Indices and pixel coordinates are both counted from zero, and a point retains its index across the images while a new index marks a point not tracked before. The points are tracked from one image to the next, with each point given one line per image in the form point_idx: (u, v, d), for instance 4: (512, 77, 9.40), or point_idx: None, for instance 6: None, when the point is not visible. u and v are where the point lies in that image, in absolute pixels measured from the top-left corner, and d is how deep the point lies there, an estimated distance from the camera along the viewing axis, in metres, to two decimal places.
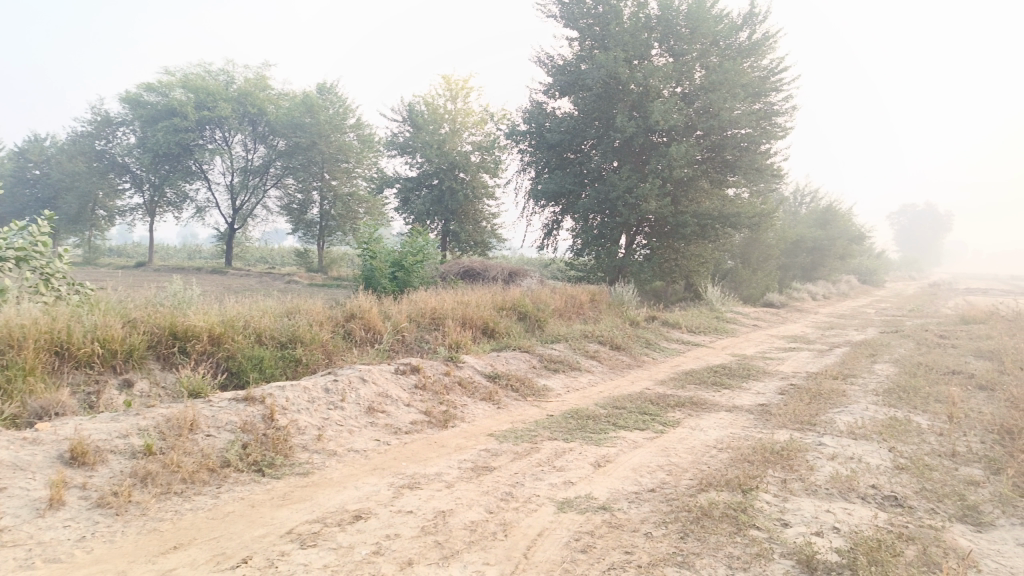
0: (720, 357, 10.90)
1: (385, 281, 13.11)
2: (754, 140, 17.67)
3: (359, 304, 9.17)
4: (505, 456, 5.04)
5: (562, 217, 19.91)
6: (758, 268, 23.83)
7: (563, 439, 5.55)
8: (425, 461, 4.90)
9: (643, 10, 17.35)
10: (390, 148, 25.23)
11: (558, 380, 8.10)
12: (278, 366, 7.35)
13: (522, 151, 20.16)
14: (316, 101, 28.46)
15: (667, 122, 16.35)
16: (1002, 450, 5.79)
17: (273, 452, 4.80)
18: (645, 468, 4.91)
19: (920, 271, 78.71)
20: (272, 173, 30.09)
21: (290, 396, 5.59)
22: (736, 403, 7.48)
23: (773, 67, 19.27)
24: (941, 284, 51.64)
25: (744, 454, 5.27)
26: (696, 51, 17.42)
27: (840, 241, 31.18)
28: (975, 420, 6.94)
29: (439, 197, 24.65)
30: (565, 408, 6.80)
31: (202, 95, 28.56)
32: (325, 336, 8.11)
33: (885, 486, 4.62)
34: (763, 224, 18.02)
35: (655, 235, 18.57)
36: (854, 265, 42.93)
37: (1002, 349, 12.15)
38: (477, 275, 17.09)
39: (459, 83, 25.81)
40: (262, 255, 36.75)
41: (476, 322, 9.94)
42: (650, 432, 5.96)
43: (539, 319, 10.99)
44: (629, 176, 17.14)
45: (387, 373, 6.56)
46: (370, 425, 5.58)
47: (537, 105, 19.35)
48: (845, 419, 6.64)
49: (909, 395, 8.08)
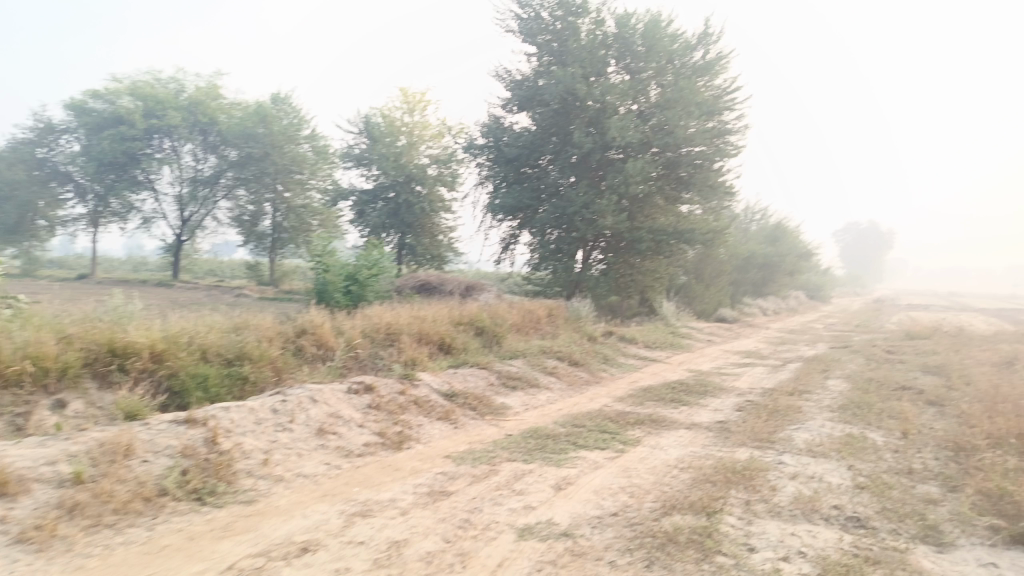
0: (677, 373, 10.89)
1: (339, 295, 12.80)
2: (708, 158, 17.91)
3: (311, 319, 8.86)
4: (462, 480, 4.85)
5: (519, 231, 19.82)
6: (712, 284, 24.13)
7: (522, 460, 5.38)
8: (378, 486, 4.67)
9: (600, 28, 17.54)
10: (345, 159, 24.79)
11: (516, 398, 7.91)
12: (224, 385, 7.05)
13: (479, 165, 20.04)
14: (269, 111, 27.92)
15: (623, 139, 16.51)
16: (957, 467, 5.83)
17: (215, 478, 4.52)
18: (607, 490, 4.77)
19: (863, 288, 81.79)
20: (222, 184, 29.31)
21: (235, 417, 5.29)
22: (695, 420, 7.41)
23: (726, 86, 19.58)
24: (884, 300, 53.32)
25: (706, 474, 5.17)
26: (652, 68, 17.63)
27: (789, 257, 31.89)
28: (928, 436, 7.01)
29: (395, 210, 24.36)
30: (524, 427, 6.63)
31: (150, 103, 27.71)
32: (274, 352, 7.81)
33: (847, 506, 4.58)
34: (717, 240, 18.25)
35: (611, 250, 18.57)
36: (802, 281, 43.99)
37: (947, 364, 12.44)
38: (434, 289, 16.87)
39: (416, 96, 25.61)
40: (211, 267, 35.78)
41: (432, 338, 9.72)
42: (611, 451, 5.84)
43: (496, 335, 10.83)
44: (586, 192, 17.24)
45: (339, 393, 6.30)
46: (321, 448, 5.33)
47: (495, 119, 19.25)
48: (803, 436, 6.63)
49: (863, 411, 8.16)
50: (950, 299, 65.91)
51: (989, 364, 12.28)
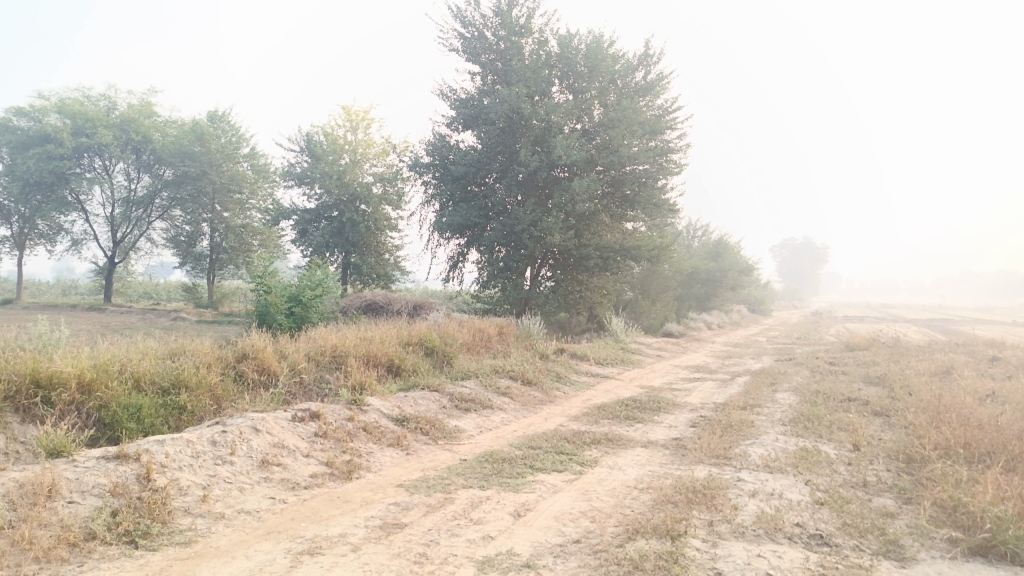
0: (630, 390, 10.86)
1: (282, 317, 12.38)
2: (652, 176, 18.13)
3: (252, 343, 8.49)
4: (417, 510, 4.61)
5: (467, 249, 19.67)
6: (658, 299, 24.38)
7: (479, 487, 5.18)
8: (327, 520, 4.40)
9: (543, 48, 17.63)
10: (287, 178, 24.19)
11: (469, 420, 7.71)
12: (159, 415, 6.64)
13: (425, 183, 19.82)
14: (207, 128, 27.16)
15: (569, 157, 16.55)
16: (909, 478, 5.89)
17: (150, 518, 4.17)
18: (568, 515, 4.61)
19: (800, 300, 84.91)
20: (157, 204, 28.27)
21: (170, 451, 4.94)
22: (651, 438, 7.33)
23: (668, 106, 19.93)
24: (823, 312, 54.89)
25: (667, 494, 5.07)
26: (595, 88, 17.80)
27: (731, 272, 32.52)
28: (878, 447, 7.08)
29: (339, 229, 23.91)
30: (479, 451, 6.43)
31: (80, 121, 26.61)
32: (213, 379, 7.42)
33: (809, 523, 4.53)
34: (662, 257, 18.45)
35: (560, 267, 18.58)
36: (744, 295, 45.00)
37: (888, 374, 12.77)
38: (381, 309, 16.55)
39: (359, 114, 25.30)
40: (146, 290, 34.44)
41: (380, 359, 9.45)
42: (569, 474, 5.68)
43: (447, 355, 10.60)
44: (533, 210, 17.17)
45: (283, 421, 5.99)
46: (264, 481, 5.03)
47: (440, 137, 19.11)
48: (758, 451, 6.61)
49: (814, 423, 8.23)
50: (882, 309, 68.51)
51: (927, 373, 12.65)
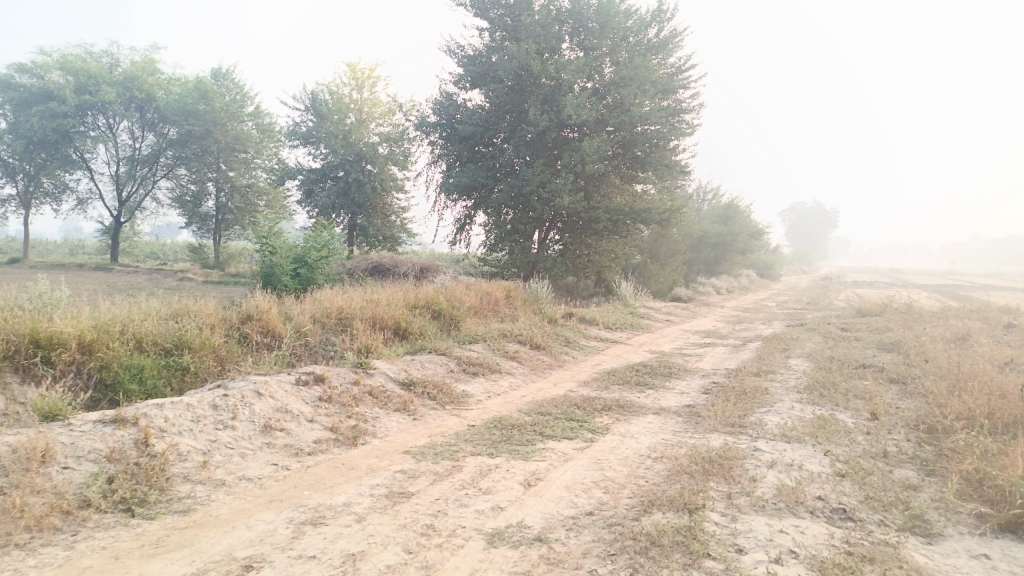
0: (640, 355, 10.69)
1: (287, 278, 12.18)
2: (664, 137, 17.52)
3: (256, 305, 8.33)
4: (424, 479, 4.45)
5: (475, 212, 19.38)
6: (666, 264, 24.11)
7: (488, 455, 5.01)
8: (331, 488, 4.25)
9: (553, 3, 17.06)
10: (292, 137, 23.79)
11: (477, 385, 7.54)
12: (162, 376, 6.51)
13: (432, 143, 19.43)
14: (210, 86, 26.71)
15: (579, 117, 16.11)
16: (931, 449, 5.70)
17: (147, 485, 4.02)
18: (580, 486, 4.44)
19: (809, 265, 84.71)
20: (162, 163, 27.97)
21: (169, 415, 4.79)
22: (663, 404, 7.16)
23: (680, 64, 19.42)
24: (832, 278, 54.54)
25: (683, 464, 4.90)
26: (606, 46, 17.23)
27: (742, 236, 32.15)
28: (897, 416, 6.89)
29: (344, 189, 23.59)
30: (487, 416, 6.27)
31: (82, 78, 26.14)
32: (217, 340, 7.27)
33: (830, 496, 4.35)
34: (672, 220, 18.11)
35: (568, 231, 18.29)
36: (755, 259, 44.67)
37: (902, 341, 12.54)
38: (387, 271, 16.36)
39: (365, 71, 24.80)
40: (153, 250, 34.34)
41: (387, 322, 9.27)
42: (580, 442, 5.51)
43: (454, 318, 10.43)
44: (542, 171, 16.80)
45: (287, 385, 5.82)
46: (267, 446, 4.87)
47: (447, 96, 18.66)
48: (774, 420, 6.43)
49: (830, 391, 8.03)
50: (891, 275, 68.02)
51: (942, 340, 12.43)
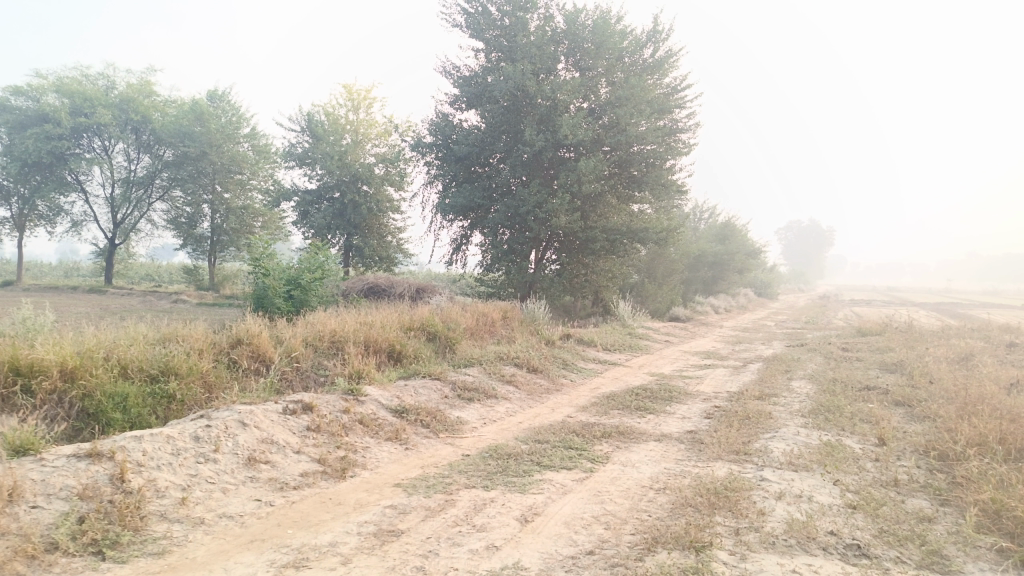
0: (639, 377, 10.47)
1: (280, 300, 11.96)
2: (660, 156, 17.56)
3: (246, 328, 8.12)
4: (415, 515, 4.23)
5: (471, 232, 19.22)
6: (664, 283, 23.97)
7: (482, 487, 4.79)
8: (317, 526, 4.02)
9: (549, 24, 17.03)
10: (288, 159, 23.67)
11: (472, 411, 7.32)
12: (147, 404, 6.26)
13: (428, 163, 19.31)
14: (206, 108, 26.66)
15: (575, 137, 16.01)
16: (944, 477, 5.49)
17: (120, 525, 3.79)
18: (579, 521, 4.21)
19: (807, 284, 84.72)
20: (157, 185, 27.84)
21: (148, 448, 4.56)
22: (664, 431, 6.95)
23: (676, 84, 19.41)
24: (828, 297, 54.52)
25: (687, 496, 4.67)
26: (601, 66, 17.20)
27: (739, 255, 32.05)
28: (905, 441, 6.68)
29: (340, 211, 23.46)
30: (482, 445, 6.04)
31: (78, 100, 26.05)
32: (205, 366, 7.05)
33: (842, 530, 4.14)
34: (670, 240, 17.98)
35: (565, 250, 18.15)
36: (752, 279, 44.59)
37: (905, 361, 12.36)
38: (383, 292, 16.17)
39: (361, 92, 24.77)
40: (148, 272, 34.10)
41: (380, 345, 9.05)
42: (579, 472, 5.28)
43: (450, 340, 10.22)
44: (538, 191, 16.67)
45: (273, 415, 5.60)
46: (251, 480, 4.65)
47: (443, 116, 18.57)
48: (779, 446, 6.21)
49: (835, 415, 7.82)
50: (887, 293, 68.04)
51: (945, 360, 12.24)
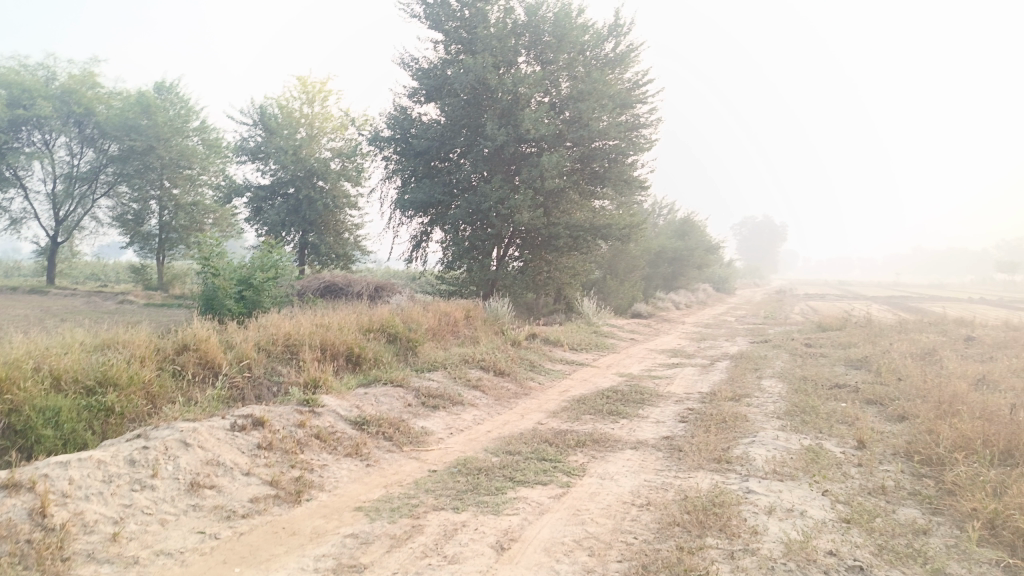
0: (608, 379, 10.17)
1: (231, 302, 11.30)
2: (622, 152, 17.33)
3: (193, 333, 7.56)
4: (379, 545, 3.81)
5: (431, 228, 18.73)
6: (625, 280, 23.85)
7: (452, 510, 4.38)
8: (268, 563, 3.59)
9: (509, 16, 16.61)
10: (239, 153, 22.79)
11: (438, 420, 6.91)
12: (81, 420, 5.65)
13: (386, 158, 18.71)
14: (153, 99, 25.59)
15: (537, 131, 15.65)
16: (932, 483, 5.29)
17: (38, 571, 3.29)
18: (560, 547, 3.86)
19: (761, 279, 85.96)
20: (102, 180, 26.51)
21: (75, 476, 4.05)
22: (639, 437, 6.64)
23: (637, 79, 19.17)
24: (783, 292, 55.36)
25: (672, 514, 4.35)
26: (563, 60, 16.88)
27: (698, 251, 32.23)
28: (885, 444, 6.47)
29: (295, 207, 22.71)
30: (449, 459, 5.64)
31: (16, 91, 24.65)
32: (148, 375, 6.48)
33: (842, 550, 3.85)
34: (633, 236, 17.76)
35: (528, 247, 17.77)
36: (710, 274, 45.07)
37: (870, 357, 12.31)
38: (340, 291, 15.59)
39: (316, 85, 24.02)
40: (93, 272, 32.70)
41: (338, 349, 8.57)
42: (555, 488, 4.92)
43: (411, 342, 9.77)
44: (500, 186, 16.24)
45: (220, 432, 5.10)
46: (194, 509, 4.18)
47: (402, 110, 18.01)
48: (760, 453, 5.94)
49: (811, 416, 7.60)
50: (837, 287, 69.46)
51: (909, 355, 12.25)
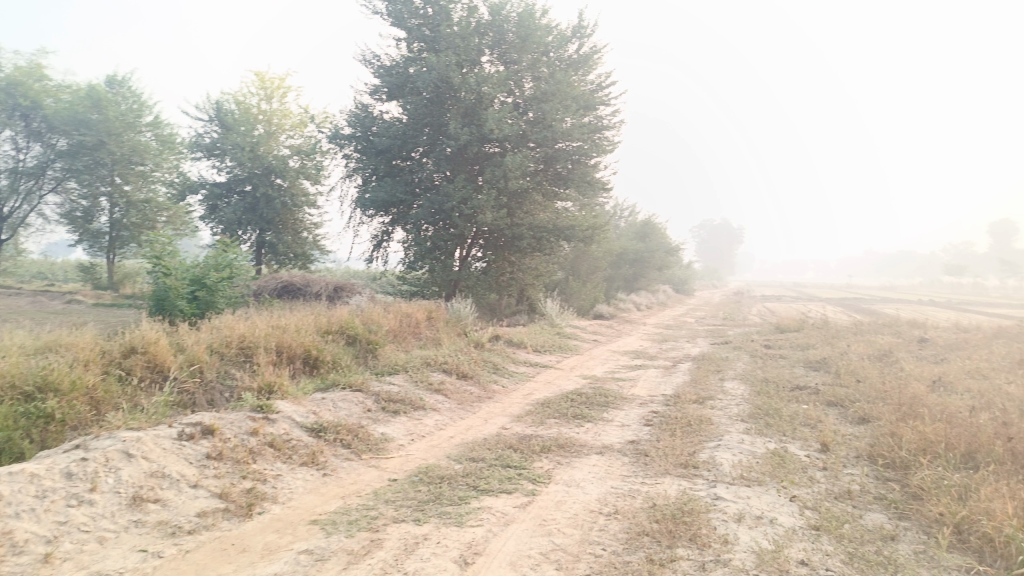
0: (572, 381, 10.06)
1: (184, 302, 10.88)
2: (585, 153, 17.27)
3: (142, 335, 7.20)
4: (336, 562, 3.61)
5: (393, 228, 18.42)
6: (587, 281, 23.86)
7: (414, 522, 4.19)
8: None
9: (473, 15, 16.42)
10: (194, 149, 22.12)
11: (398, 426, 6.70)
12: (18, 427, 5.29)
13: (346, 156, 18.35)
14: (105, 93, 24.70)
15: (501, 131, 15.48)
16: (898, 487, 5.28)
17: None
18: (527, 560, 3.71)
19: (718, 280, 87.14)
20: (49, 176, 24.96)
21: (5, 492, 3.76)
22: (605, 442, 6.52)
23: (600, 81, 19.15)
24: (740, 293, 56.21)
25: (640, 524, 4.23)
26: (527, 60, 16.77)
27: (658, 253, 32.53)
28: (848, 447, 6.47)
29: (252, 205, 22.23)
30: (410, 467, 5.45)
31: None
32: (92, 380, 6.13)
33: (814, 559, 3.78)
34: (596, 237, 17.70)
35: (491, 248, 17.63)
36: (669, 276, 45.58)
37: (829, 359, 12.43)
38: (298, 292, 15.22)
39: (275, 81, 23.48)
40: (39, 271, 31.52)
41: (296, 352, 8.28)
42: (520, 496, 4.77)
43: (371, 344, 9.52)
44: (463, 186, 16.03)
45: (166, 442, 4.83)
46: (137, 525, 3.92)
47: (363, 107, 17.69)
48: (727, 457, 5.87)
49: (774, 419, 7.59)
50: (793, 289, 70.83)
51: (867, 357, 12.39)
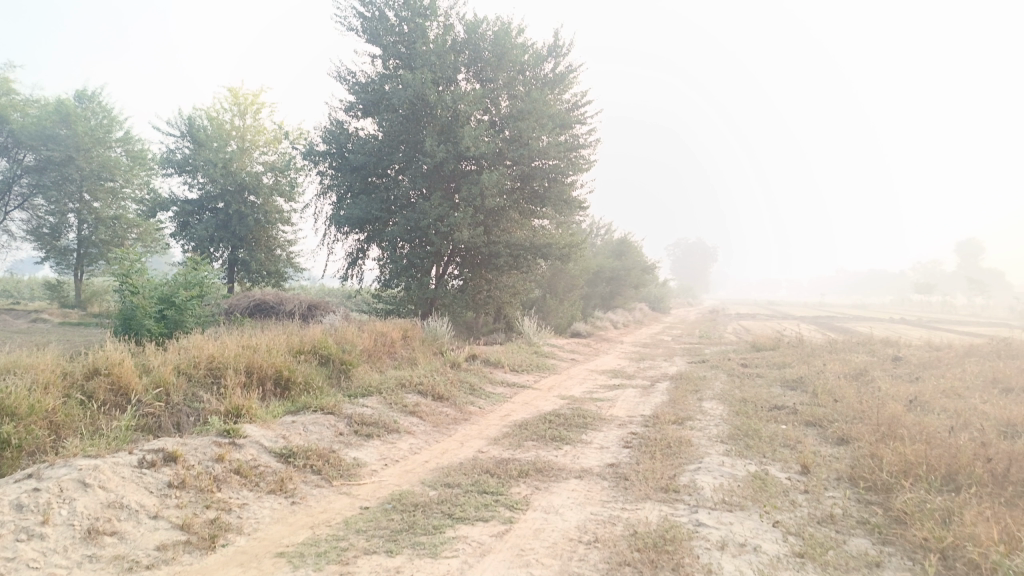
0: (550, 402, 9.91)
1: (151, 322, 10.57)
2: (562, 172, 17.27)
3: (105, 356, 6.94)
4: None
5: (368, 246, 18.23)
6: (564, 299, 23.78)
7: (386, 553, 4.01)
8: None
9: (449, 33, 16.41)
10: (165, 165, 21.74)
11: (371, 450, 6.50)
12: None
13: (321, 173, 18.17)
14: (74, 108, 24.22)
15: (477, 148, 15.42)
16: (881, 510, 5.20)
17: None
18: None
19: (693, 298, 87.66)
20: (16, 192, 24.47)
21: None
22: (584, 465, 6.38)
23: (577, 100, 19.23)
24: (714, 311, 56.57)
25: (622, 552, 4.09)
26: (503, 79, 16.79)
27: (634, 270, 32.54)
28: (828, 468, 6.40)
29: (224, 222, 21.89)
30: (383, 493, 5.26)
31: None
32: (52, 403, 5.87)
33: None
34: (573, 255, 17.64)
35: (467, 266, 17.49)
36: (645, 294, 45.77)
37: (805, 377, 12.43)
38: (271, 310, 14.94)
39: (249, 97, 23.26)
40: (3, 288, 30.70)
41: (267, 372, 8.06)
42: (497, 524, 4.61)
43: (344, 364, 9.31)
44: (439, 204, 15.91)
45: (125, 470, 4.60)
46: (91, 560, 3.70)
47: (338, 124, 17.53)
48: (707, 481, 5.76)
49: (753, 440, 7.50)
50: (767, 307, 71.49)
51: (843, 376, 12.41)
